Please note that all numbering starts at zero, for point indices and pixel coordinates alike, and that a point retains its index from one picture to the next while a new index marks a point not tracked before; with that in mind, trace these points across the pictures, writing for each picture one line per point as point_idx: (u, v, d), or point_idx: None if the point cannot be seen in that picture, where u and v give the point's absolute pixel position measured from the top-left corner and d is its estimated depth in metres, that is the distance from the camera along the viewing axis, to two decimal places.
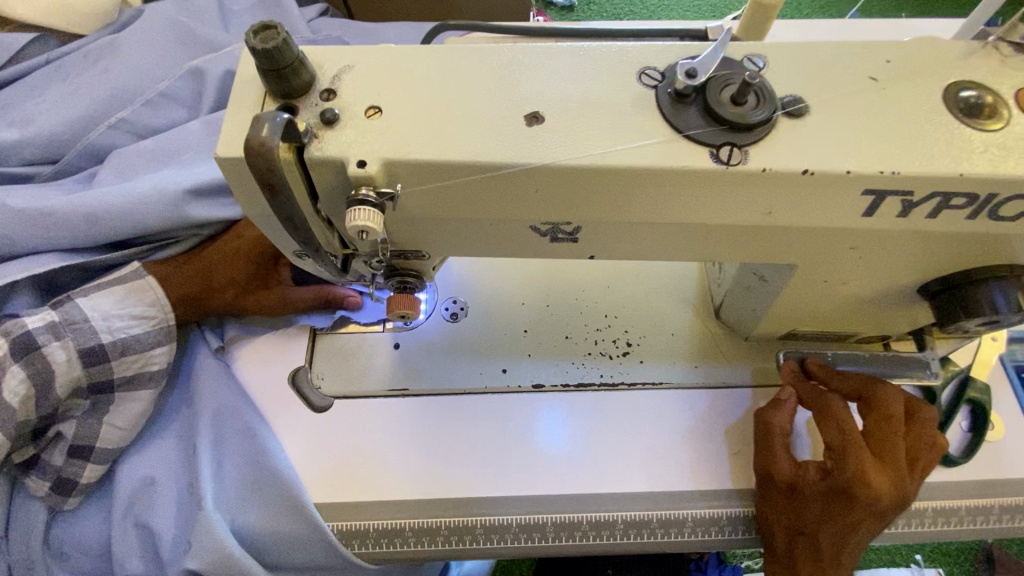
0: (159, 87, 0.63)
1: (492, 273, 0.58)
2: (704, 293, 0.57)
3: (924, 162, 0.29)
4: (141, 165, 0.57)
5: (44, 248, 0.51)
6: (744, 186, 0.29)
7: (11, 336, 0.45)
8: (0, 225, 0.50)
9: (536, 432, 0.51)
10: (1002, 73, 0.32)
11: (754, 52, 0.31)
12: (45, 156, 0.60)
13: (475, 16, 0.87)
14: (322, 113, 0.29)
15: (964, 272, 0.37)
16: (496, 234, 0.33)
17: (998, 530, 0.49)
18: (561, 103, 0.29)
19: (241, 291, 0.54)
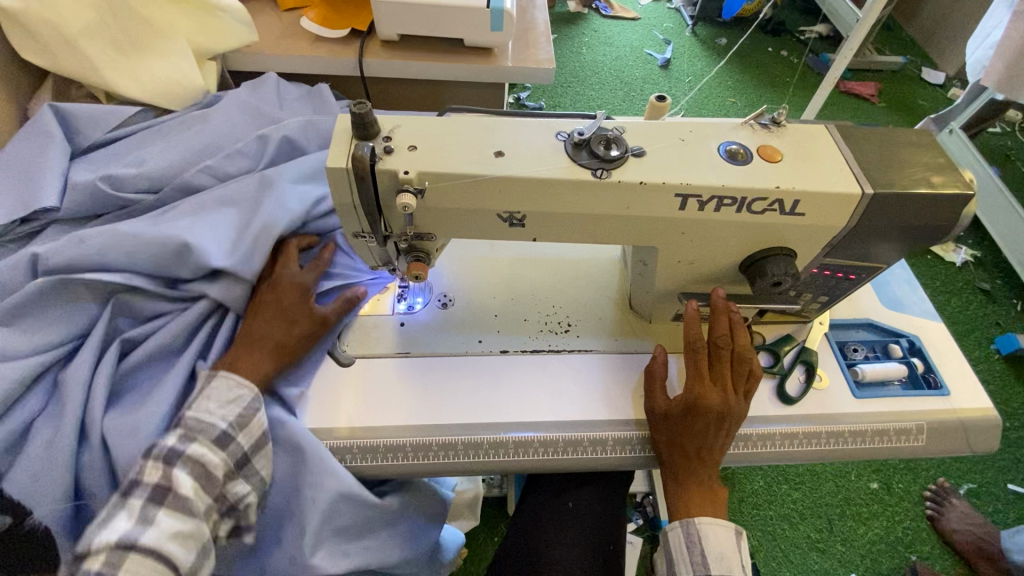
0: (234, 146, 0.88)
1: (472, 277, 0.82)
2: (622, 292, 0.81)
3: (704, 179, 0.54)
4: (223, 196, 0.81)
5: (125, 268, 0.69)
6: (612, 190, 0.54)
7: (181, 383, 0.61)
8: (101, 244, 0.69)
9: (502, 381, 0.72)
10: (753, 138, 0.59)
11: (619, 124, 0.58)
12: (150, 187, 0.84)
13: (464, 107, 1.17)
14: (384, 147, 0.53)
15: (756, 252, 0.62)
16: (477, 221, 0.57)
17: (826, 449, 0.70)
18: (513, 145, 0.55)
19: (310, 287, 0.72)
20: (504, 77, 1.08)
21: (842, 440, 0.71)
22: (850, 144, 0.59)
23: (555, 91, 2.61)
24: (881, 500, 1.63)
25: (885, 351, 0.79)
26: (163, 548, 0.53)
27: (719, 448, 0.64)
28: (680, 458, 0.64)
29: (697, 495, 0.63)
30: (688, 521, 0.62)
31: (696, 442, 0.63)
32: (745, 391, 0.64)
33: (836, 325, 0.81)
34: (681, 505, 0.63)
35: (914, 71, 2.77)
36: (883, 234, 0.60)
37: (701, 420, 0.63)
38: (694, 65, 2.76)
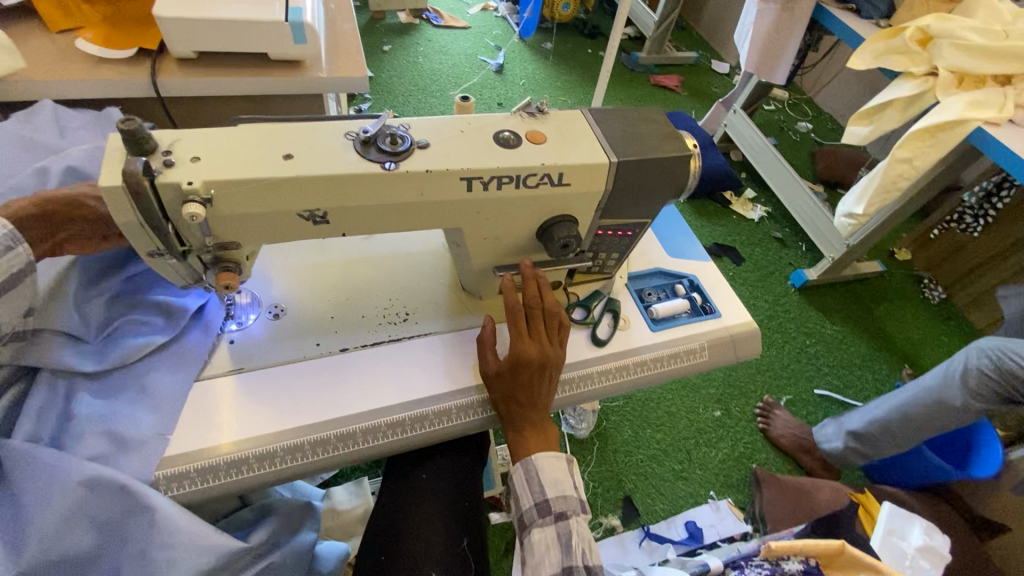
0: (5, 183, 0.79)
1: (305, 284, 0.83)
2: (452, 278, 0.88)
3: (481, 162, 0.63)
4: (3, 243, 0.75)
5: None
6: (402, 179, 0.60)
7: None
8: None
9: (345, 376, 0.74)
10: (523, 124, 0.69)
11: (404, 121, 0.64)
12: None
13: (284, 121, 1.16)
14: (163, 162, 0.53)
15: (545, 220, 0.73)
16: (280, 224, 0.60)
17: (634, 378, 0.84)
18: (302, 148, 0.58)
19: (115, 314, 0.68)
20: (320, 88, 1.10)
21: (646, 367, 0.85)
22: (601, 123, 0.72)
23: (398, 101, 2.64)
24: (725, 425, 1.92)
25: (674, 291, 0.95)
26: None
27: (546, 394, 0.73)
28: (515, 410, 0.72)
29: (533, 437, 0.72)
30: (525, 460, 0.71)
31: (526, 393, 0.72)
32: (558, 340, 0.74)
33: (635, 276, 0.96)
34: (519, 449, 0.72)
35: (705, 64, 3.26)
36: (638, 194, 0.74)
37: (525, 374, 0.71)
38: (525, 69, 2.97)
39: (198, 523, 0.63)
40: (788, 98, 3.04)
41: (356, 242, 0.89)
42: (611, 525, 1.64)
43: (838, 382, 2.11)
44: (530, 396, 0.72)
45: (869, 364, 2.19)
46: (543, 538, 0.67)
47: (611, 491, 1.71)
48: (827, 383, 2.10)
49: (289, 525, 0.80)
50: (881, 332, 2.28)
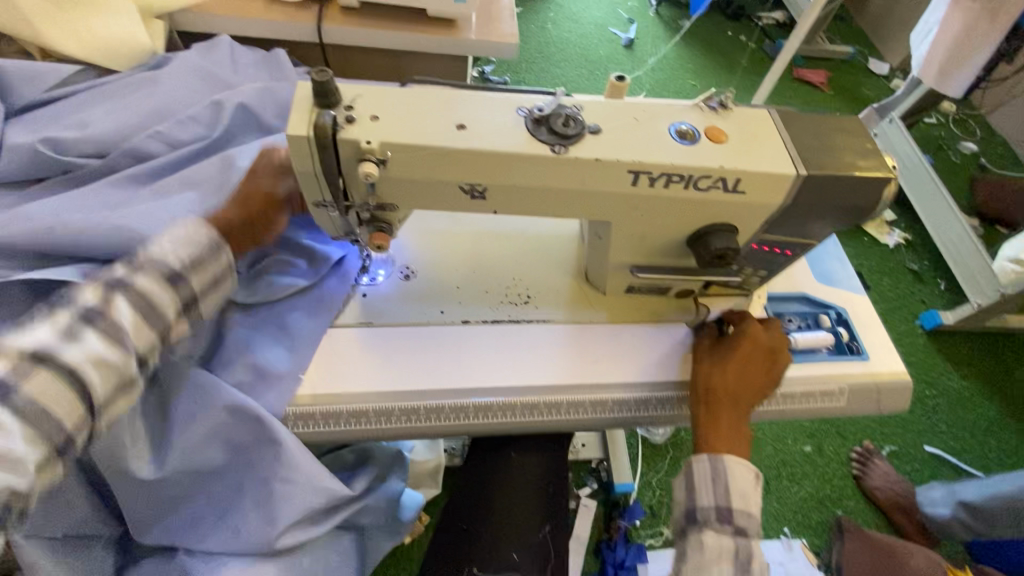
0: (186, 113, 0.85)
1: (435, 249, 0.83)
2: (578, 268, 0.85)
3: (654, 157, 0.58)
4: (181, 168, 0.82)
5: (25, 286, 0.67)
6: (569, 165, 0.57)
7: None
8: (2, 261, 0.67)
9: (464, 349, 0.74)
10: (702, 119, 0.62)
11: (577, 101, 0.60)
12: (97, 151, 0.81)
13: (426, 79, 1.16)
14: (346, 117, 0.54)
15: (702, 227, 0.67)
16: (439, 193, 0.59)
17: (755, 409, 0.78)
18: (474, 118, 0.56)
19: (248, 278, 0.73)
20: (468, 49, 1.08)
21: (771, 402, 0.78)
22: (789, 128, 0.64)
23: (520, 67, 2.59)
24: (812, 462, 1.78)
25: (817, 321, 0.86)
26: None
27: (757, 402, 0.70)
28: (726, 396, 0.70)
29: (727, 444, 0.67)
30: (714, 455, 0.65)
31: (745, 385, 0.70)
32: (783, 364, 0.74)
33: (773, 297, 0.87)
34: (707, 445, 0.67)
35: (862, 61, 2.89)
36: (814, 212, 0.66)
37: (753, 366, 0.71)
38: (657, 46, 2.79)
39: (314, 461, 0.67)
40: (959, 111, 2.63)
41: (488, 215, 0.88)
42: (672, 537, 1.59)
43: (957, 444, 1.87)
44: (744, 394, 0.69)
45: (998, 431, 1.91)
46: (717, 542, 0.62)
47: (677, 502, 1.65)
48: (943, 443, 1.87)
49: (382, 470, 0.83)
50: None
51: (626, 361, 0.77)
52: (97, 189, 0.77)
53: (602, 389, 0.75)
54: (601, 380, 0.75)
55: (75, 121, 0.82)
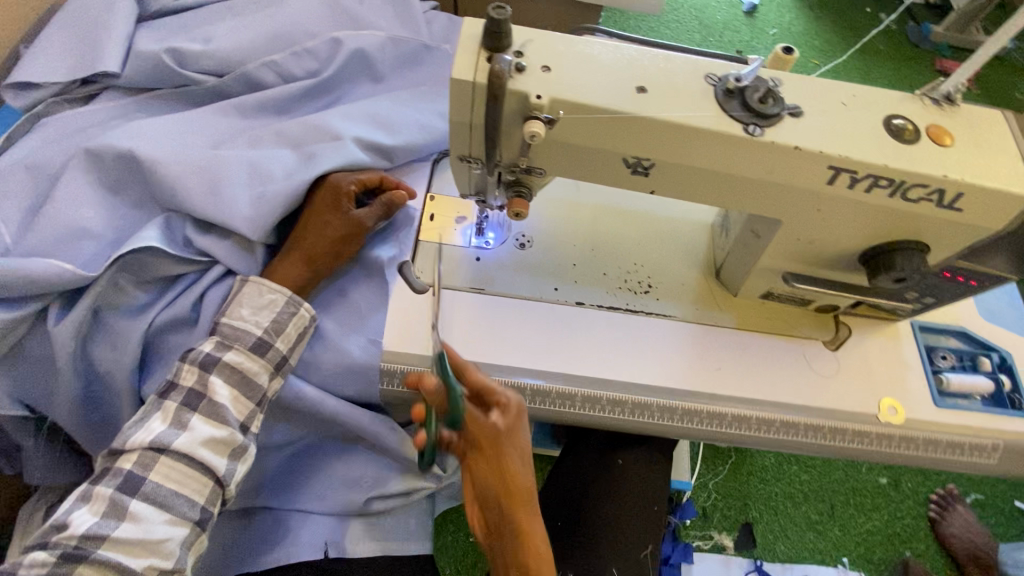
0: (307, 44, 0.78)
1: (552, 220, 0.77)
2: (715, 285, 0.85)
3: (864, 154, 0.48)
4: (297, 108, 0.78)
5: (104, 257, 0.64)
6: (761, 150, 0.48)
7: (195, 359, 0.61)
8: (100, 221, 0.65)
9: (577, 333, 0.69)
10: (923, 113, 0.52)
11: (774, 75, 0.51)
12: (214, 70, 0.76)
13: (552, 23, 1.06)
14: (515, 63, 0.47)
15: (887, 243, 0.57)
16: (599, 164, 0.52)
17: (887, 452, 0.69)
18: (656, 84, 0.48)
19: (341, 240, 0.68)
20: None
21: (909, 446, 0.69)
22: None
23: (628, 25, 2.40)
24: (886, 496, 1.65)
25: (973, 364, 0.75)
26: (197, 454, 0.58)
27: None
28: None
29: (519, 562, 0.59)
30: None
31: None
32: None
33: (927, 328, 0.76)
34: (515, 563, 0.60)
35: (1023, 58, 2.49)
36: None
37: None
38: (783, 17, 2.51)
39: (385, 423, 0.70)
40: None
41: (613, 190, 0.80)
42: (721, 544, 1.54)
43: None
44: None
45: None
46: None
47: (731, 510, 1.58)
48: None
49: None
50: None
51: (749, 374, 0.70)
52: (210, 120, 0.73)
53: (719, 402, 0.68)
54: (720, 391, 0.68)
55: (198, 34, 0.77)
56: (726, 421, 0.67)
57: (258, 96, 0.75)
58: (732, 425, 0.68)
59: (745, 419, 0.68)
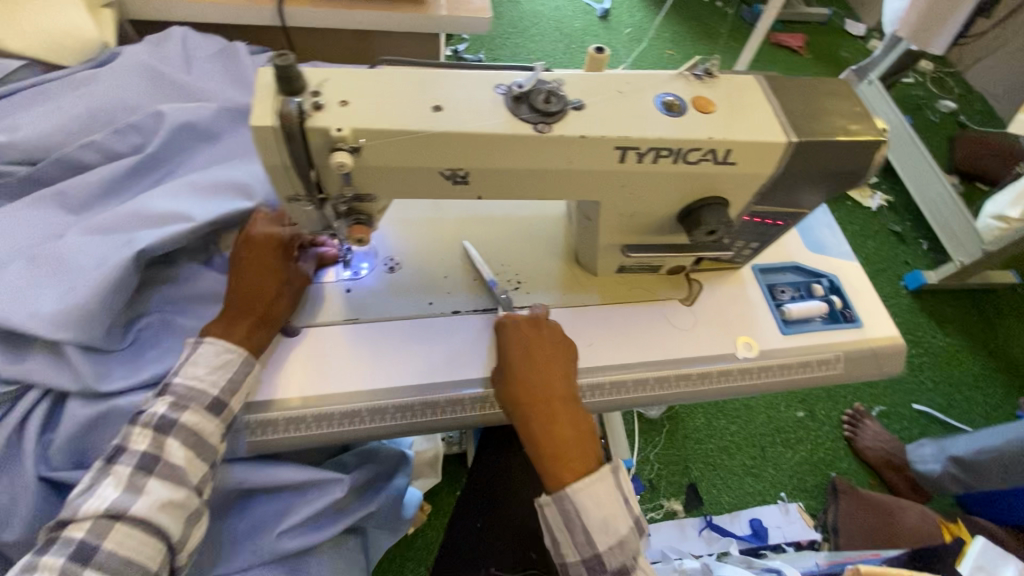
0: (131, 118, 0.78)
1: (418, 238, 0.81)
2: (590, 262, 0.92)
3: (641, 132, 0.55)
4: (130, 183, 0.76)
5: None
6: (555, 143, 0.54)
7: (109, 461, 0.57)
8: None
9: (456, 340, 0.73)
10: (687, 88, 0.60)
11: (556, 77, 0.57)
12: (23, 158, 0.74)
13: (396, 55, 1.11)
14: (313, 103, 0.50)
15: (692, 202, 0.65)
16: (420, 180, 0.56)
17: (754, 385, 0.77)
18: (449, 101, 0.53)
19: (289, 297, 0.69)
20: (438, 27, 1.03)
21: (770, 374, 0.77)
22: (778, 94, 0.61)
23: (493, 44, 2.52)
24: (806, 427, 1.80)
25: (809, 290, 0.85)
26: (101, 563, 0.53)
27: None
28: None
29: (577, 461, 0.62)
30: None
31: None
32: None
33: (766, 268, 0.86)
34: (552, 481, 0.62)
35: (839, 22, 2.87)
36: (807, 182, 0.64)
37: None
38: (634, 16, 2.73)
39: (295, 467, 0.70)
40: (936, 70, 2.63)
41: (471, 201, 0.85)
42: (672, 509, 1.62)
43: (943, 401, 1.90)
44: None
45: (980, 385, 1.94)
46: None
47: (675, 476, 1.67)
48: (929, 400, 1.90)
49: (387, 469, 0.82)
50: (1003, 352, 2.02)
51: (621, 344, 0.76)
52: (27, 209, 0.71)
53: (597, 374, 0.73)
54: (596, 364, 0.74)
55: (6, 125, 0.75)
56: (607, 389, 0.73)
57: (83, 176, 0.74)
58: (612, 392, 0.73)
59: (622, 384, 0.74)
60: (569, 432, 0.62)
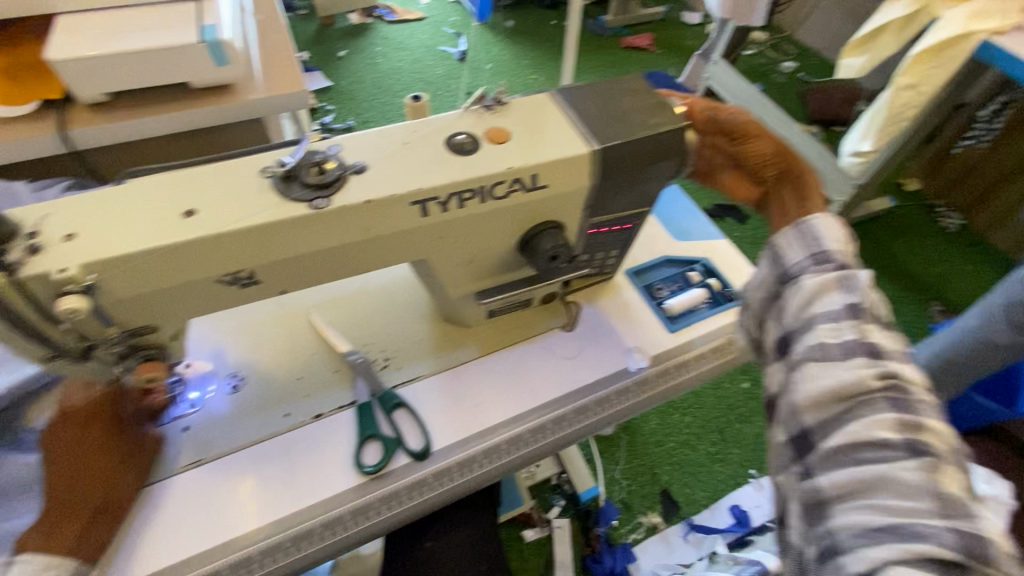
0: None
1: (263, 344, 0.72)
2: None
3: (434, 180, 0.51)
4: None
5: None
6: (338, 218, 0.49)
7: None
8: None
9: (324, 448, 0.64)
10: (479, 121, 0.56)
11: (333, 142, 0.52)
12: None
13: (224, 148, 1.04)
14: (28, 246, 0.43)
15: (526, 232, 0.61)
16: (198, 294, 0.49)
17: (656, 398, 0.74)
18: (202, 201, 0.47)
19: (133, 466, 0.59)
20: (257, 110, 0.97)
21: (667, 378, 0.74)
22: (572, 104, 0.60)
23: (361, 107, 2.50)
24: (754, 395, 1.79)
25: (686, 280, 0.83)
26: None
27: None
28: None
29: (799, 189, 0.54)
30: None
31: None
32: None
33: (639, 270, 0.84)
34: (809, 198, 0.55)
35: (676, 15, 3.25)
36: (632, 183, 0.62)
37: None
38: (490, 52, 2.81)
39: None
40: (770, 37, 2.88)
41: (317, 285, 0.77)
42: (652, 524, 1.54)
43: None
44: None
45: (895, 306, 2.04)
46: None
47: (645, 487, 1.61)
48: None
49: None
50: (905, 270, 2.13)
51: (510, 393, 0.69)
52: None
53: (494, 433, 0.67)
54: (487, 426, 0.67)
55: None
56: (506, 446, 0.66)
57: None
58: (512, 450, 0.66)
59: (523, 434, 0.67)
60: (767, 147, 0.54)
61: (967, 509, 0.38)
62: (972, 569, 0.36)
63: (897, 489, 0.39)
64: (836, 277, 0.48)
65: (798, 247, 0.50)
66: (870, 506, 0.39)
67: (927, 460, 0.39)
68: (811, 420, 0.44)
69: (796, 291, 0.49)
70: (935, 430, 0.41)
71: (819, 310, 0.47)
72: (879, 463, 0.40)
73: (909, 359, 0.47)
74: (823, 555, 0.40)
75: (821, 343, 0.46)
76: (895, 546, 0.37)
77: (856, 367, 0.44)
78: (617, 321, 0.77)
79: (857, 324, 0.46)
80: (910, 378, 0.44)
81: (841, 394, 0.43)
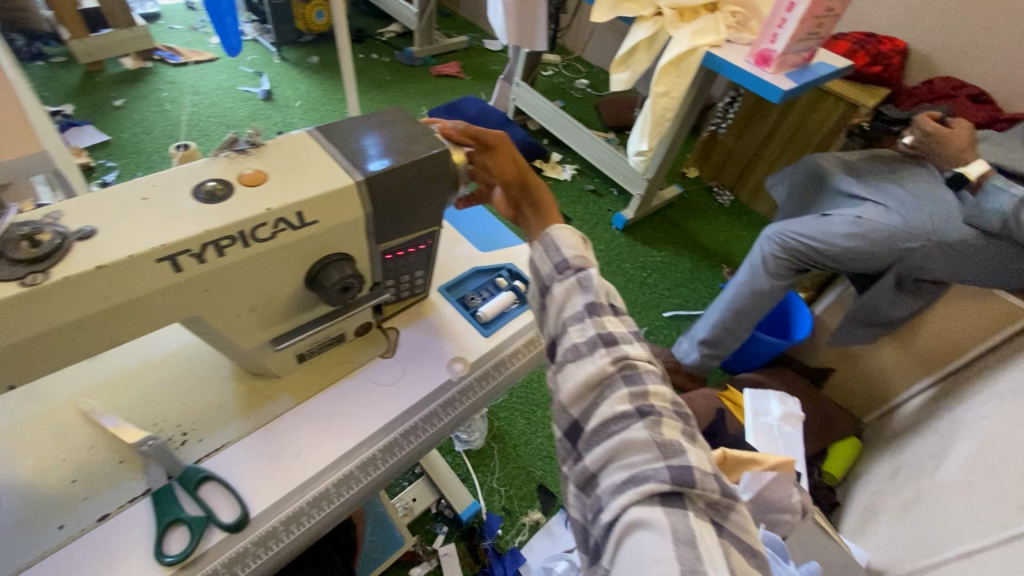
0: None
1: (16, 452, 0.60)
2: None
3: (181, 233, 0.49)
4: None
5: None
6: (63, 290, 0.44)
7: None
8: None
9: (114, 551, 0.56)
10: (231, 168, 0.56)
11: (50, 210, 0.47)
12: None
13: None
14: None
15: (309, 269, 0.61)
16: None
17: (480, 400, 0.77)
18: None
19: None
20: None
21: (488, 379, 0.78)
22: (333, 140, 0.62)
23: (149, 158, 2.22)
24: None
25: (494, 286, 0.89)
26: None
27: None
28: None
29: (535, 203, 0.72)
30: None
31: None
32: None
33: (450, 285, 0.88)
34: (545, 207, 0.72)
35: (479, 44, 3.48)
36: (410, 209, 0.65)
37: None
38: (297, 89, 2.70)
39: None
40: (562, 60, 3.24)
41: (80, 369, 0.67)
42: (535, 520, 1.58)
43: (680, 300, 2.29)
44: None
45: (697, 274, 2.40)
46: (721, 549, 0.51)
47: (523, 488, 1.65)
48: (672, 304, 2.27)
49: None
50: (699, 244, 2.54)
51: (330, 435, 0.67)
52: None
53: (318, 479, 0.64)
54: (311, 473, 0.64)
55: None
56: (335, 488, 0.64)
57: None
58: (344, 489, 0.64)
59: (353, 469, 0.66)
60: (508, 165, 0.72)
61: (678, 449, 0.53)
62: (685, 492, 0.50)
63: (634, 448, 0.53)
64: (576, 281, 0.64)
65: (547, 260, 0.66)
66: (621, 468, 0.53)
67: (650, 419, 0.54)
68: (576, 410, 0.59)
69: (553, 300, 0.64)
70: (656, 394, 0.56)
71: (569, 311, 0.63)
72: (620, 433, 0.54)
73: (638, 339, 0.63)
74: (595, 514, 0.54)
75: (573, 342, 0.60)
76: (634, 491, 0.50)
77: (601, 357, 0.58)
78: (433, 336, 0.80)
79: (595, 319, 0.61)
80: (640, 358, 0.59)
81: (591, 380, 0.58)
